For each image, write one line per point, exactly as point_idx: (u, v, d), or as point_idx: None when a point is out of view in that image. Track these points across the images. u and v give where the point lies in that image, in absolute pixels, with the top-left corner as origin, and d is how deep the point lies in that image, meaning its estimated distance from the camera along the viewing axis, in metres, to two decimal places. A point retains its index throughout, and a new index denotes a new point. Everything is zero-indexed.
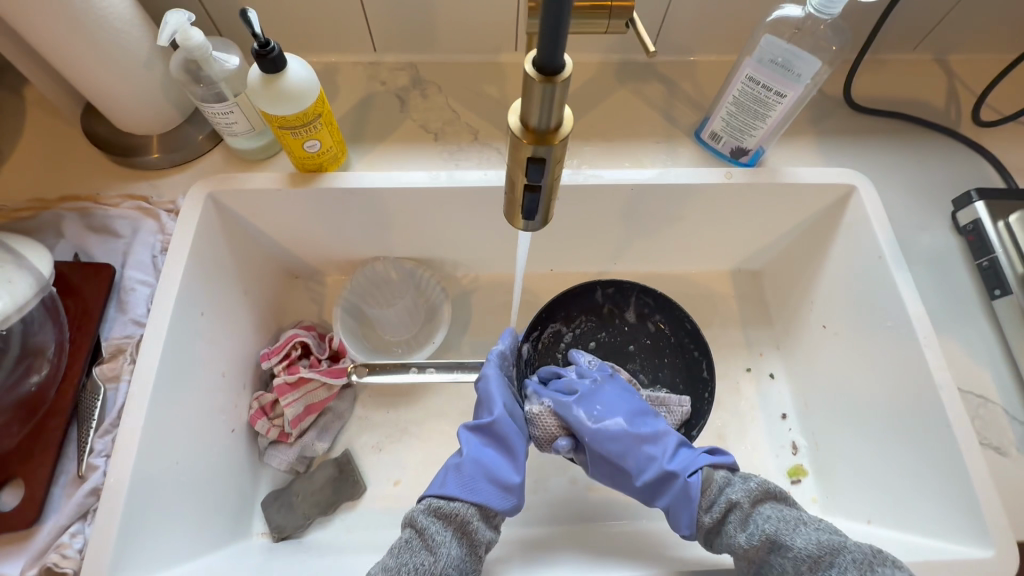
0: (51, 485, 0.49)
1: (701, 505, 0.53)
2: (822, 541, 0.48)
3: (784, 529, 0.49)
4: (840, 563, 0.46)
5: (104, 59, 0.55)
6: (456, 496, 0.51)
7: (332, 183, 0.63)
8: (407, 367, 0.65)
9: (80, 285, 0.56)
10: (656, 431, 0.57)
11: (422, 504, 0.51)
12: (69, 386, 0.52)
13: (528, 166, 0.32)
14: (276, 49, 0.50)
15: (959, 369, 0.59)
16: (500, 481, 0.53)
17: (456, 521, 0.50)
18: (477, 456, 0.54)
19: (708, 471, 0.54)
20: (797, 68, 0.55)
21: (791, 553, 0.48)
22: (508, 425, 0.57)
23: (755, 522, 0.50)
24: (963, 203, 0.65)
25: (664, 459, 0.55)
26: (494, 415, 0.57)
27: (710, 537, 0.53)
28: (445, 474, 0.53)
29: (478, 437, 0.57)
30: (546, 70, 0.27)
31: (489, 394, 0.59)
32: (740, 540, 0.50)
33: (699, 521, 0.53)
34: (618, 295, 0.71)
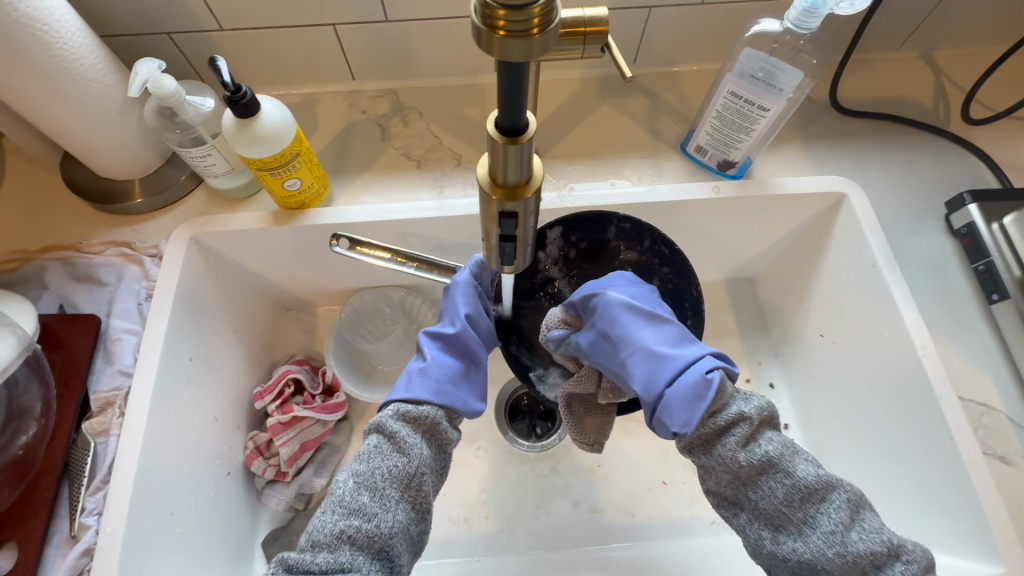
0: (44, 546, 0.49)
1: (711, 408, 0.43)
2: (822, 476, 0.42)
3: (789, 456, 0.43)
4: (834, 500, 0.42)
5: (76, 110, 0.54)
6: (424, 399, 0.48)
7: (317, 219, 0.62)
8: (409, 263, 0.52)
9: (66, 339, 0.56)
10: (662, 317, 0.49)
11: (388, 410, 0.47)
12: (58, 444, 0.51)
13: (501, 219, 0.31)
14: (248, 93, 0.50)
15: (959, 376, 0.58)
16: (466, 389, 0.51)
17: (425, 423, 0.47)
18: (442, 360, 0.52)
19: (722, 371, 0.44)
20: (779, 81, 0.54)
21: (788, 481, 0.42)
22: (472, 336, 0.54)
23: (757, 444, 0.43)
24: (956, 205, 0.64)
25: (652, 347, 0.47)
26: (456, 327, 0.54)
27: (697, 446, 0.45)
28: (410, 379, 0.50)
29: (439, 343, 0.54)
30: (509, 131, 0.26)
31: (454, 301, 0.55)
32: (739, 459, 0.42)
33: (703, 423, 0.43)
34: (631, 231, 0.59)
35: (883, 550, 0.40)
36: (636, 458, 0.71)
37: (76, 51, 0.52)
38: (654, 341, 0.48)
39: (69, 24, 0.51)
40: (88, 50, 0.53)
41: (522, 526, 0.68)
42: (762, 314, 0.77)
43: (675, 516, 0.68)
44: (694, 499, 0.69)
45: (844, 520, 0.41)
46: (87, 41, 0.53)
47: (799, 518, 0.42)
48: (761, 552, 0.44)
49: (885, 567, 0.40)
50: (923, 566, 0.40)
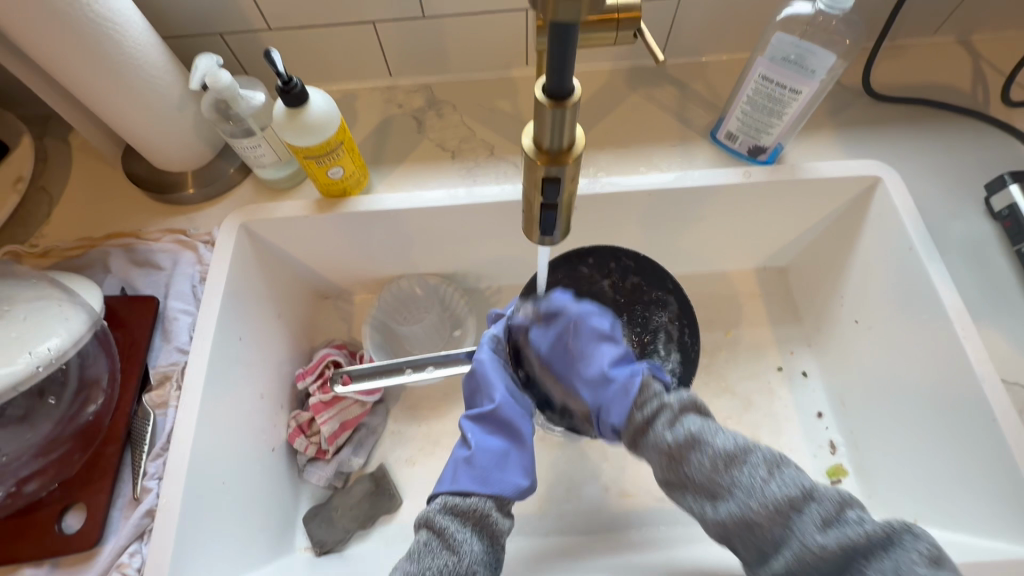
0: (110, 507, 0.52)
1: (637, 403, 0.50)
2: (738, 442, 0.45)
3: (708, 430, 0.46)
4: (751, 460, 0.44)
5: (141, 105, 0.58)
6: (471, 491, 0.48)
7: (359, 206, 0.65)
8: (400, 367, 0.59)
9: (128, 317, 0.60)
10: (611, 336, 0.55)
11: (435, 503, 0.48)
12: (122, 414, 0.55)
13: (544, 186, 0.33)
14: (299, 84, 0.53)
15: (1001, 359, 0.57)
16: (512, 469, 0.51)
17: (475, 515, 0.47)
18: (486, 445, 0.52)
19: (647, 375, 0.51)
20: (810, 63, 0.55)
21: (709, 451, 0.45)
22: (512, 412, 0.54)
23: (682, 424, 0.47)
24: (996, 187, 0.63)
25: (601, 362, 0.53)
26: (495, 401, 0.53)
27: (635, 437, 0.50)
28: (456, 469, 0.50)
29: (481, 425, 0.54)
30: (555, 95, 0.28)
31: (487, 379, 0.55)
32: (666, 439, 0.46)
33: (630, 418, 0.50)
34: (600, 262, 0.67)
35: (798, 495, 0.41)
36: None
37: (142, 49, 0.56)
38: (605, 360, 0.53)
39: (136, 25, 0.56)
40: (151, 48, 0.57)
41: (553, 508, 0.69)
42: (794, 303, 0.77)
43: None
44: None
45: (763, 474, 0.43)
46: (151, 41, 0.57)
47: (726, 481, 0.43)
48: (709, 525, 0.45)
49: (805, 511, 0.41)
50: (839, 506, 0.41)
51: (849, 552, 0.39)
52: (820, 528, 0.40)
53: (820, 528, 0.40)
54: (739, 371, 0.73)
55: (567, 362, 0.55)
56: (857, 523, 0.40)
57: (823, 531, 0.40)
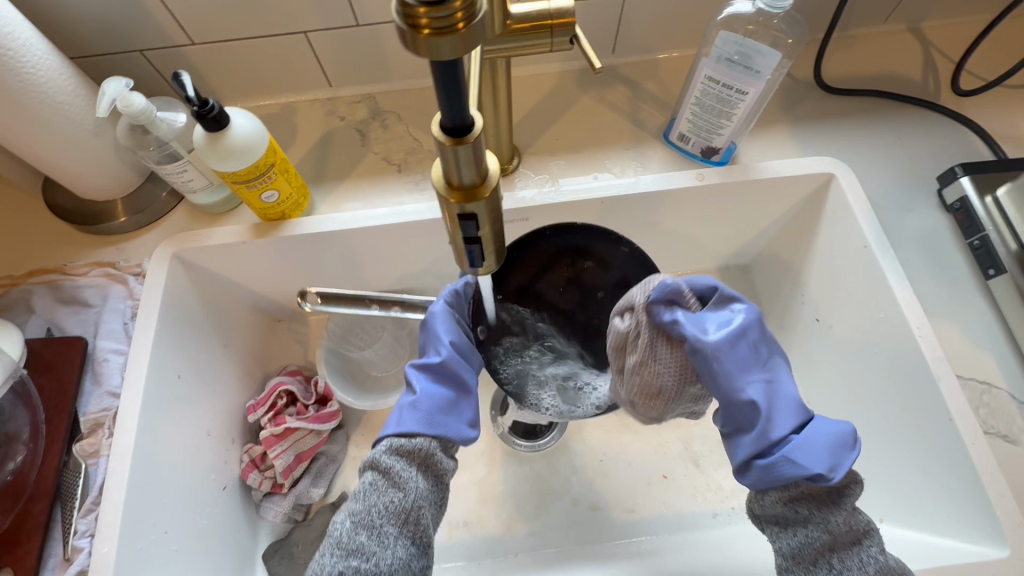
0: (39, 569, 0.49)
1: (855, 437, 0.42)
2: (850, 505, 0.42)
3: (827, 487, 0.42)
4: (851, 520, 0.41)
5: (50, 135, 0.54)
6: (416, 432, 0.45)
7: (299, 228, 0.61)
8: (369, 303, 0.50)
9: (54, 361, 0.56)
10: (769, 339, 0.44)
11: (381, 445, 0.45)
12: (49, 468, 0.52)
13: (462, 222, 0.31)
14: (217, 106, 0.50)
15: (958, 355, 0.57)
16: (460, 412, 0.48)
17: (420, 455, 0.45)
18: (432, 390, 0.48)
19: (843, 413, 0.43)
20: (755, 62, 0.53)
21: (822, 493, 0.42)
22: (460, 363, 0.49)
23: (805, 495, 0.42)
24: (948, 179, 0.63)
25: (787, 377, 0.43)
26: (441, 355, 0.49)
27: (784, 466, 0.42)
28: (400, 412, 0.47)
29: (427, 374, 0.50)
30: (454, 131, 0.26)
31: (433, 332, 0.51)
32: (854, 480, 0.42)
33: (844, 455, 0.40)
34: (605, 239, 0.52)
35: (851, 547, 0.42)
36: (636, 452, 0.70)
37: (46, 75, 0.52)
38: (762, 383, 0.42)
39: (37, 48, 0.51)
40: (57, 72, 0.53)
41: (522, 527, 0.67)
42: (758, 301, 0.76)
43: (679, 508, 0.67)
44: (696, 492, 0.68)
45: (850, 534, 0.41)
46: (55, 65, 0.53)
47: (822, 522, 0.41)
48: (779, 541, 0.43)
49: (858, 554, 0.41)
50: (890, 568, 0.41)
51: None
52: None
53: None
54: None
55: (748, 362, 0.42)
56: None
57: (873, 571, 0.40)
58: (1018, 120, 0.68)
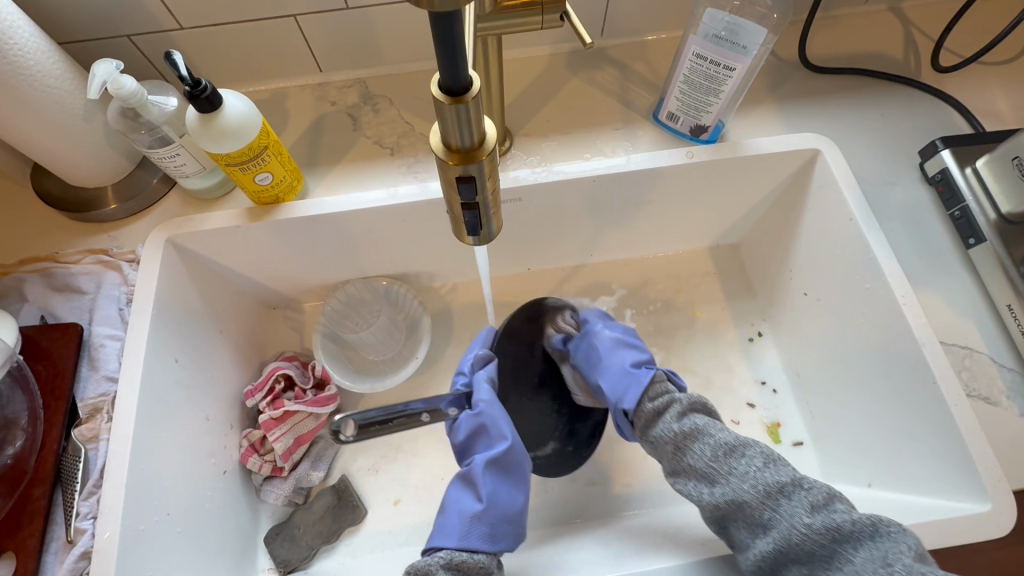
0: (43, 553, 0.49)
1: (648, 395, 0.57)
2: (739, 437, 0.50)
3: (712, 426, 0.52)
4: (749, 454, 0.49)
5: (39, 119, 0.54)
6: (479, 548, 0.50)
7: (293, 212, 0.62)
8: (422, 415, 0.50)
9: (49, 348, 0.56)
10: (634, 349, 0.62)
11: (438, 557, 0.48)
12: (48, 453, 0.52)
13: (460, 186, 0.32)
14: (209, 87, 0.50)
15: (941, 322, 0.59)
16: (513, 517, 0.54)
17: (479, 572, 0.48)
18: (496, 498, 0.53)
19: (659, 372, 0.58)
20: (742, 39, 0.54)
21: (710, 442, 0.50)
22: (518, 453, 0.57)
23: (688, 418, 0.53)
24: (930, 153, 0.64)
25: (626, 361, 0.61)
26: (507, 442, 0.56)
27: (645, 426, 0.56)
28: (465, 523, 0.51)
29: (491, 470, 0.55)
30: (453, 91, 0.27)
31: (495, 422, 0.58)
32: (672, 428, 0.52)
33: (641, 407, 0.56)
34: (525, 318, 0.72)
35: (790, 483, 0.46)
36: None
37: (33, 58, 0.52)
38: (635, 361, 0.61)
39: (23, 31, 0.51)
40: (44, 55, 0.53)
41: None
42: (747, 278, 0.77)
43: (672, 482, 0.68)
44: None
45: (758, 464, 0.47)
46: (43, 47, 0.53)
47: (725, 469, 0.48)
48: (705, 507, 0.49)
49: (794, 497, 0.45)
50: (827, 496, 0.45)
51: (834, 536, 0.43)
52: (807, 511, 0.44)
53: (808, 510, 0.44)
54: (697, 350, 0.74)
55: (591, 364, 0.64)
56: (842, 512, 0.44)
57: (811, 513, 0.44)
58: (995, 95, 0.69)
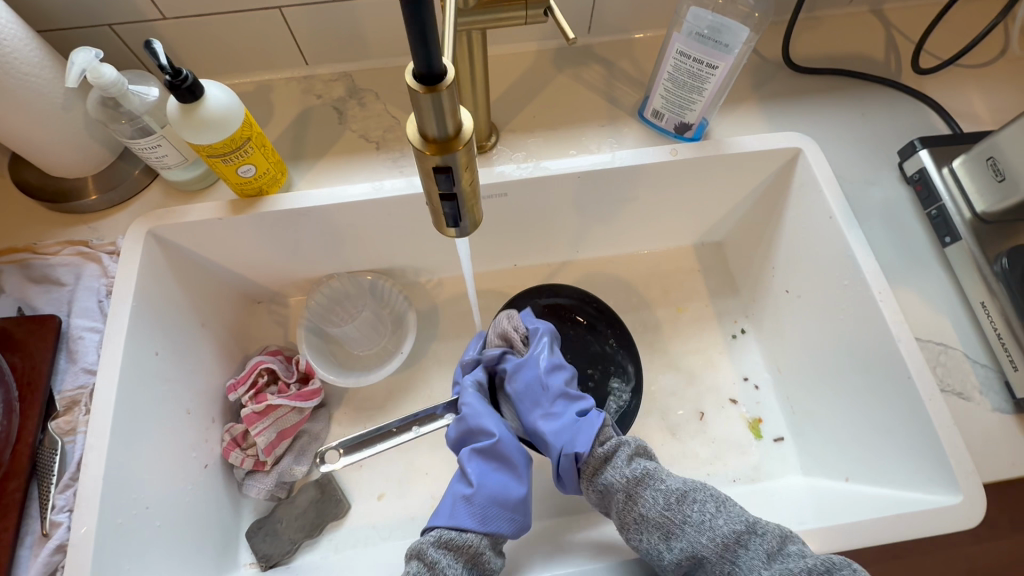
0: (17, 546, 0.49)
1: (598, 437, 0.54)
2: (688, 482, 0.49)
3: (659, 472, 0.50)
4: (700, 498, 0.48)
5: (17, 107, 0.53)
6: (468, 527, 0.50)
7: (276, 204, 0.61)
8: (394, 430, 0.60)
9: (26, 340, 0.55)
10: (571, 391, 0.59)
11: (429, 536, 0.50)
12: (24, 446, 0.51)
13: (437, 176, 0.32)
14: (190, 77, 0.49)
15: (917, 319, 0.60)
16: (509, 504, 0.53)
17: (468, 551, 0.49)
18: (486, 483, 0.53)
19: (606, 424, 0.55)
20: (725, 38, 0.55)
21: (661, 487, 0.49)
22: (509, 445, 0.56)
23: (635, 463, 0.52)
24: (908, 152, 0.65)
25: (570, 409, 0.58)
26: (495, 435, 0.56)
27: (592, 474, 0.53)
28: (454, 504, 0.52)
29: (481, 460, 0.55)
30: (428, 79, 0.27)
31: (482, 416, 0.57)
32: (620, 479, 0.50)
33: (591, 451, 0.53)
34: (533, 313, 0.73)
35: (744, 530, 0.45)
36: None
37: (10, 45, 0.51)
38: (575, 416, 0.57)
39: (1, 18, 0.50)
40: (21, 43, 0.52)
41: None
42: (731, 276, 0.78)
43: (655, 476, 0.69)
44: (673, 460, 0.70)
45: (711, 511, 0.47)
46: (20, 35, 0.52)
47: (679, 519, 0.47)
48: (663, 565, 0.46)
49: (751, 546, 0.45)
50: (780, 540, 0.45)
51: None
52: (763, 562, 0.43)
53: (765, 562, 0.44)
54: (680, 346, 0.74)
55: (539, 395, 0.59)
56: (798, 556, 0.44)
57: (768, 564, 0.43)
58: (973, 97, 0.71)
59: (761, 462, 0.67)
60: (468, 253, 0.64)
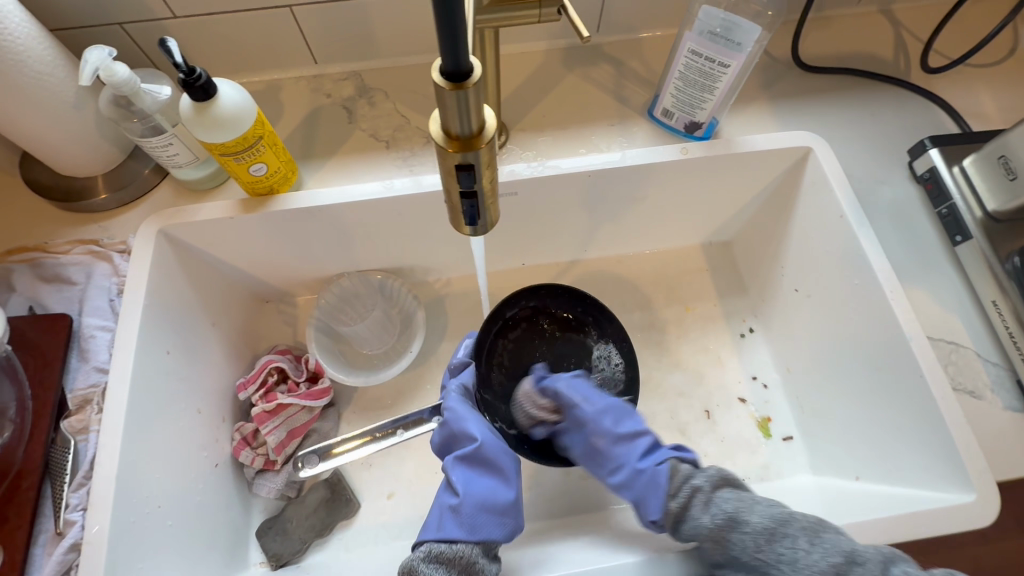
0: (31, 545, 0.49)
1: (669, 490, 0.51)
2: (776, 514, 0.47)
3: (744, 506, 0.48)
4: (791, 533, 0.45)
5: (30, 106, 0.53)
6: (457, 537, 0.49)
7: (287, 203, 0.61)
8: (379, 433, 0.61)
9: (38, 339, 0.55)
10: (636, 429, 0.57)
11: (421, 550, 0.49)
12: (37, 444, 0.51)
13: (459, 174, 0.32)
14: (204, 75, 0.49)
15: (928, 317, 0.60)
16: (497, 508, 0.53)
17: (461, 563, 0.48)
18: (472, 491, 0.53)
19: (674, 462, 0.53)
20: (737, 36, 0.55)
21: (749, 529, 0.46)
22: (491, 448, 0.56)
23: (716, 504, 0.49)
24: (918, 151, 0.65)
25: (631, 458, 0.56)
26: (477, 441, 0.56)
27: (674, 527, 0.50)
28: (441, 516, 0.52)
29: (465, 467, 0.55)
30: (454, 77, 0.27)
31: (461, 421, 0.57)
32: (704, 522, 0.48)
33: (667, 508, 0.51)
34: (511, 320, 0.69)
35: (843, 561, 0.43)
36: None
37: (23, 44, 0.51)
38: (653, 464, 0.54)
39: (14, 16, 0.50)
40: (34, 41, 0.52)
41: None
42: (740, 275, 0.78)
43: None
44: None
45: (804, 546, 0.44)
46: (33, 34, 0.52)
47: (771, 559, 0.45)
48: None
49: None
50: (883, 564, 0.43)
51: None
52: None
53: None
54: (690, 346, 0.74)
55: (596, 460, 0.58)
56: None
57: None
58: (982, 96, 0.71)
59: (770, 461, 0.67)
60: (479, 252, 0.64)
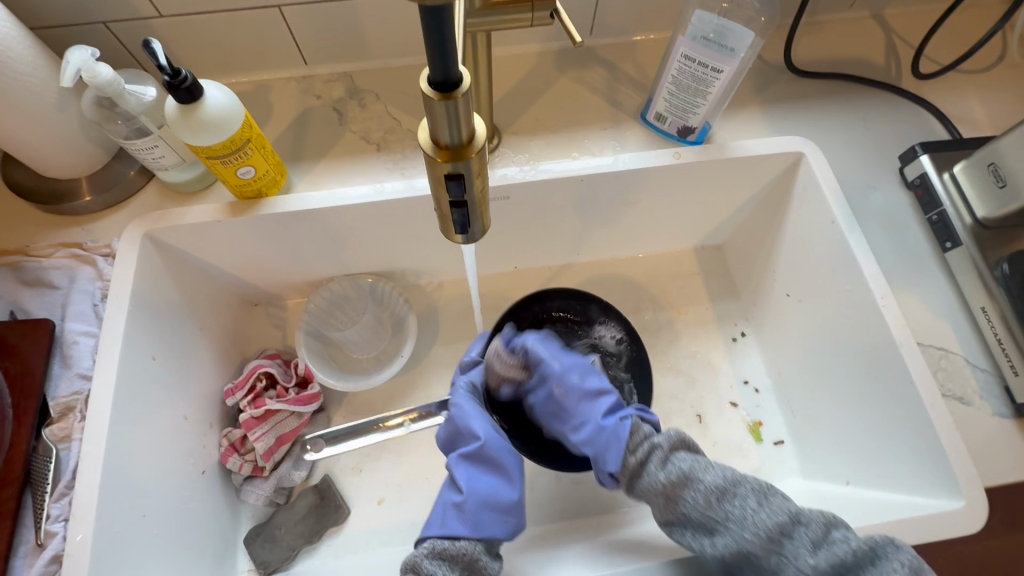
0: (11, 556, 0.48)
1: (629, 446, 0.52)
2: (728, 475, 0.47)
3: (698, 467, 0.48)
4: (741, 491, 0.46)
5: (10, 107, 0.52)
6: (461, 534, 0.49)
7: (276, 207, 0.60)
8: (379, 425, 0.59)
9: (18, 345, 0.54)
10: (602, 388, 0.58)
11: (422, 548, 0.49)
12: (18, 453, 0.50)
13: (448, 183, 0.31)
14: (189, 77, 0.48)
15: (919, 323, 0.60)
16: (501, 506, 0.52)
17: (464, 560, 0.48)
18: (476, 488, 0.52)
19: (635, 419, 0.53)
20: (729, 41, 0.55)
21: (701, 487, 0.47)
22: (496, 446, 0.56)
23: (672, 462, 0.49)
24: (909, 157, 0.66)
25: (594, 415, 0.56)
26: (480, 439, 0.55)
27: (631, 480, 0.52)
28: (445, 512, 0.51)
29: (469, 465, 0.54)
30: (443, 86, 0.27)
31: (468, 418, 0.57)
32: (658, 480, 0.49)
33: (625, 462, 0.52)
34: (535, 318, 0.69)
35: (788, 519, 0.44)
36: None
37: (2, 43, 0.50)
38: (615, 418, 0.55)
39: None
40: (13, 40, 0.51)
41: None
42: (732, 279, 0.78)
43: None
44: None
45: (753, 504, 0.45)
46: (13, 33, 0.51)
47: (721, 515, 0.46)
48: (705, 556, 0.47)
49: (795, 535, 0.43)
50: (825, 526, 0.44)
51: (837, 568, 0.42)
52: (810, 550, 0.43)
53: (812, 549, 0.43)
54: (682, 350, 0.74)
55: (557, 414, 0.59)
56: (842, 541, 0.42)
57: (814, 553, 0.43)
58: (971, 102, 0.71)
59: (761, 465, 0.67)
60: (471, 256, 0.64)
